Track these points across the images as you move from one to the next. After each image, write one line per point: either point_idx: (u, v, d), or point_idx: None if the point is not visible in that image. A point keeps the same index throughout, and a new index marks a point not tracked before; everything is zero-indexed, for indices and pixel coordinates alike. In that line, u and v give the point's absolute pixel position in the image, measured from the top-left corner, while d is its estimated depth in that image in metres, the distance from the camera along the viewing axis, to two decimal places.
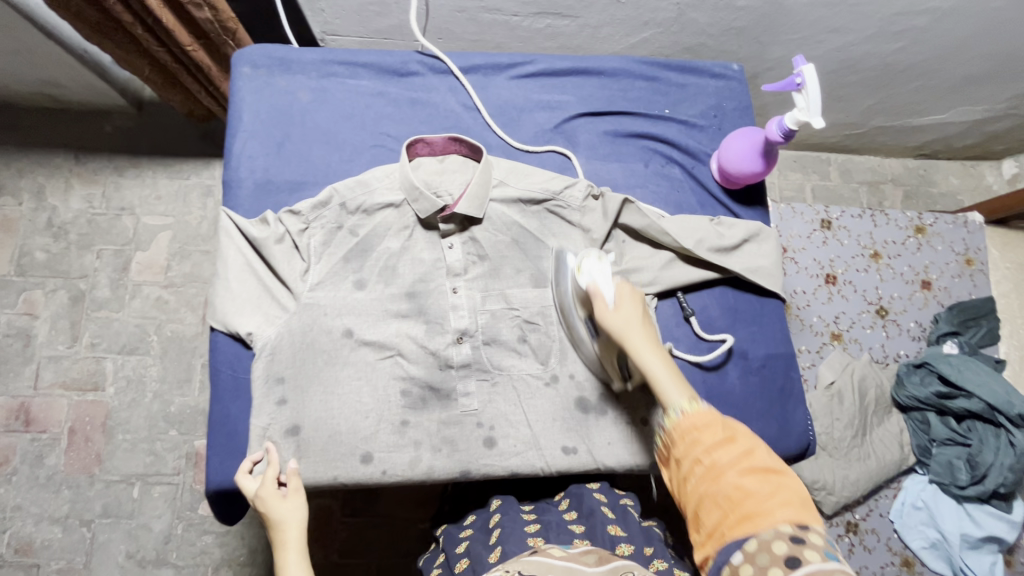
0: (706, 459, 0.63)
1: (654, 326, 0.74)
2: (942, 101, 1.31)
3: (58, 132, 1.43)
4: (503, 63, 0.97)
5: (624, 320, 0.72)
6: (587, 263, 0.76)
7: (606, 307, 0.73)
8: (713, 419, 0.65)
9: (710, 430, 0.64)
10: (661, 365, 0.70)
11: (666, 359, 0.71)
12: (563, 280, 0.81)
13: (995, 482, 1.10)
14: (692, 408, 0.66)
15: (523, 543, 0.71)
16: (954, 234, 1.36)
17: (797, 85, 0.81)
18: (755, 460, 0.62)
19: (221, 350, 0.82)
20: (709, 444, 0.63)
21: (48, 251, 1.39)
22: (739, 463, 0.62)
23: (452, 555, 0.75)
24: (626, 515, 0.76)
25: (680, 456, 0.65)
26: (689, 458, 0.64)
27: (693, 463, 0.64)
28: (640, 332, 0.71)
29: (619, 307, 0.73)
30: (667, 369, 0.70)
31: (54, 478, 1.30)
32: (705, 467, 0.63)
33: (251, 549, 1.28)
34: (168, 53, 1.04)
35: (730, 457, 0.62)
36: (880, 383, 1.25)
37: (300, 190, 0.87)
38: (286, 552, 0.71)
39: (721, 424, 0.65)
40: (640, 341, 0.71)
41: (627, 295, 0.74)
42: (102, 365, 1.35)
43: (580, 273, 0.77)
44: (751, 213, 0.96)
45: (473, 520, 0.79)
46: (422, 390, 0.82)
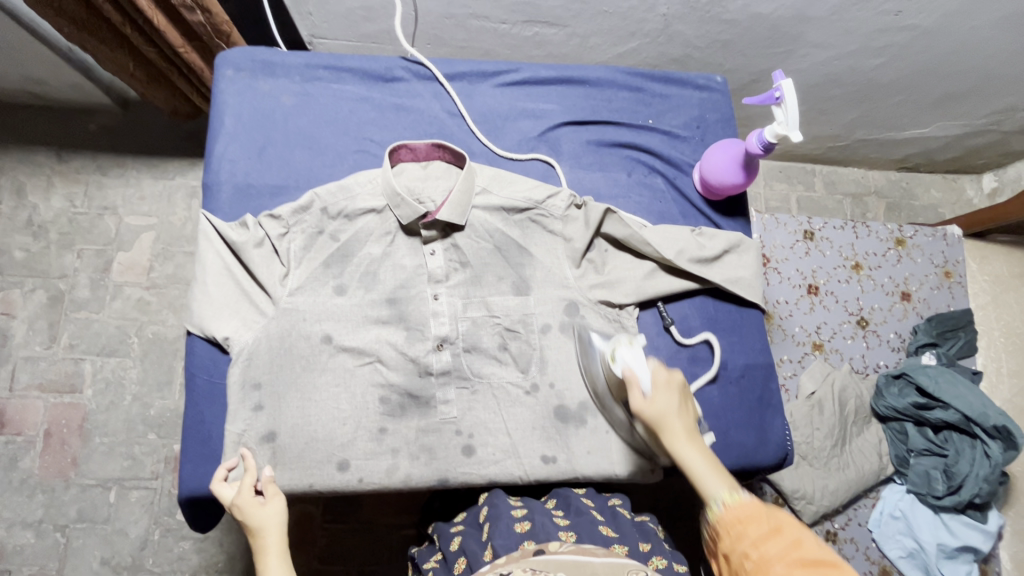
0: (754, 553, 0.63)
1: (691, 409, 0.75)
2: (923, 116, 1.34)
3: (40, 130, 1.41)
4: (488, 70, 0.98)
5: (660, 411, 0.72)
6: (619, 349, 0.75)
7: (641, 397, 0.73)
8: (759, 511, 0.65)
9: (755, 522, 0.64)
10: (698, 456, 0.71)
11: (703, 449, 0.72)
12: (592, 363, 0.80)
13: (970, 492, 1.12)
14: (733, 501, 0.67)
15: (512, 534, 0.71)
16: (933, 247, 1.38)
17: (775, 99, 0.82)
18: (806, 553, 0.61)
19: (197, 355, 0.81)
20: (755, 537, 0.64)
21: (27, 250, 1.37)
22: (788, 556, 0.61)
23: (450, 554, 0.73)
24: (616, 516, 0.76)
25: (729, 551, 0.65)
26: (736, 552, 0.65)
27: (740, 558, 0.64)
28: (678, 421, 0.72)
29: (655, 397, 0.73)
30: (706, 461, 0.71)
31: (28, 482, 1.28)
32: (753, 563, 0.63)
33: (230, 555, 1.26)
34: (157, 53, 1.04)
35: (778, 548, 0.62)
36: (860, 394, 1.26)
37: (281, 194, 0.87)
38: (268, 557, 0.71)
39: (767, 516, 0.65)
40: (678, 433, 0.72)
41: (663, 383, 0.74)
42: (80, 367, 1.33)
43: (611, 359, 0.76)
44: (733, 224, 0.97)
45: (465, 516, 0.80)
46: (401, 397, 0.82)
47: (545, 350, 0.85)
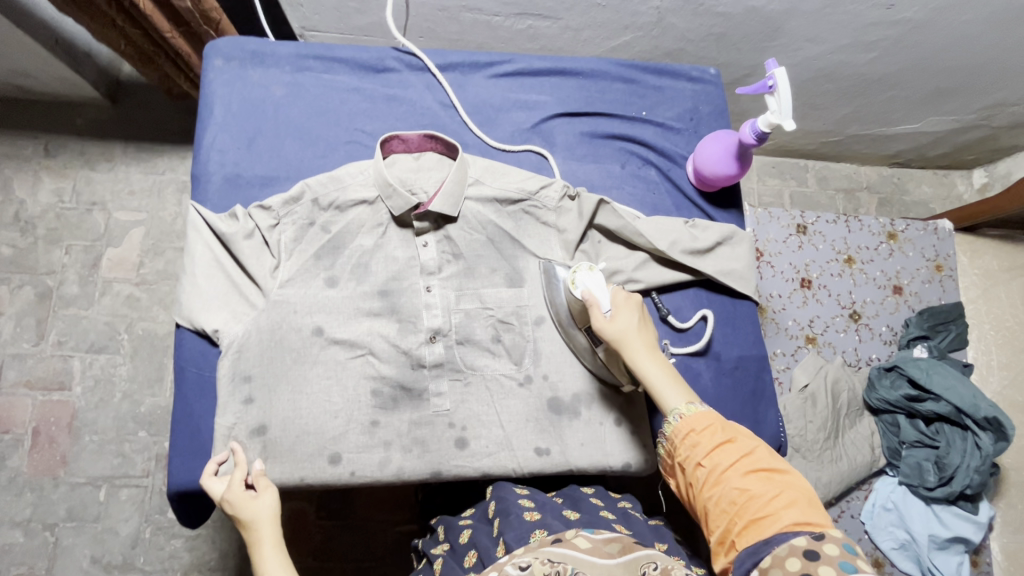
0: (707, 463, 0.66)
1: (651, 328, 0.77)
2: (914, 111, 1.34)
3: (27, 124, 1.39)
4: (482, 61, 0.97)
5: (621, 329, 0.74)
6: (579, 275, 0.78)
7: (602, 316, 0.75)
8: (713, 420, 0.68)
9: (709, 432, 0.67)
10: (658, 369, 0.72)
11: (664, 363, 0.73)
12: (556, 295, 0.82)
13: (961, 483, 1.13)
14: (690, 412, 0.69)
15: (523, 524, 0.69)
16: (925, 241, 1.39)
17: (769, 88, 0.82)
18: (757, 461, 0.65)
19: (186, 348, 0.80)
20: (709, 448, 0.66)
21: (14, 246, 1.35)
22: (740, 465, 0.65)
23: (459, 545, 0.73)
24: (628, 516, 0.76)
25: (684, 461, 0.68)
26: (690, 462, 0.67)
27: (695, 468, 0.66)
28: (638, 338, 0.74)
29: (616, 316, 0.75)
30: (666, 372, 0.72)
31: (16, 480, 1.26)
32: (707, 472, 0.66)
33: (222, 553, 1.25)
34: (143, 36, 1.03)
35: (731, 457, 0.65)
36: (853, 386, 1.27)
37: (271, 185, 0.86)
38: (261, 549, 0.70)
39: (720, 425, 0.68)
40: (637, 348, 0.73)
41: (622, 302, 0.76)
42: (69, 365, 1.31)
43: (573, 285, 0.79)
44: (726, 216, 0.97)
45: (473, 511, 0.79)
46: (393, 389, 0.81)
47: (538, 341, 0.84)
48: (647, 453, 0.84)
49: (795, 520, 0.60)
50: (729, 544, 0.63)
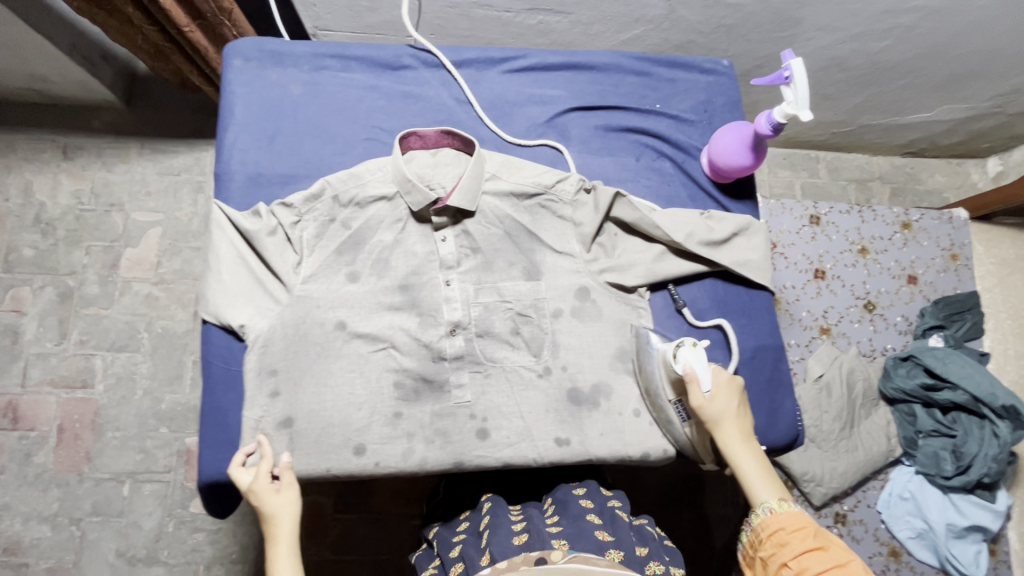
0: (793, 564, 0.71)
1: (746, 415, 0.81)
2: (927, 100, 1.34)
3: (45, 127, 1.42)
4: (496, 57, 0.98)
5: (719, 411, 0.78)
6: (682, 351, 0.80)
7: (702, 395, 0.78)
8: (805, 525, 0.72)
9: (799, 535, 0.72)
10: (751, 461, 0.77)
11: (755, 454, 0.78)
12: (649, 364, 0.84)
13: (979, 472, 1.13)
14: (781, 509, 0.74)
15: (509, 541, 0.71)
16: (940, 230, 1.38)
17: (785, 78, 0.82)
18: (847, 574, 0.68)
19: (213, 343, 0.82)
20: (797, 550, 0.71)
21: (36, 248, 1.38)
22: (827, 573, 0.68)
23: (447, 559, 0.75)
24: (615, 519, 0.76)
25: (768, 556, 0.73)
26: (775, 559, 0.72)
27: (779, 566, 0.72)
28: (735, 423, 0.78)
29: (715, 396, 0.79)
30: (756, 464, 0.77)
31: (43, 476, 1.29)
32: (792, 572, 0.70)
33: (243, 546, 1.27)
34: (160, 32, 1.04)
35: (819, 564, 0.69)
36: (868, 376, 1.26)
37: (292, 183, 0.87)
38: (277, 544, 0.73)
39: (812, 531, 0.72)
40: (732, 434, 0.78)
41: (723, 384, 0.80)
42: (91, 363, 1.34)
43: (673, 359, 0.81)
44: (741, 207, 0.97)
45: (467, 524, 0.80)
46: (415, 381, 0.82)
47: (556, 334, 0.86)
48: (667, 444, 0.85)
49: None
50: None
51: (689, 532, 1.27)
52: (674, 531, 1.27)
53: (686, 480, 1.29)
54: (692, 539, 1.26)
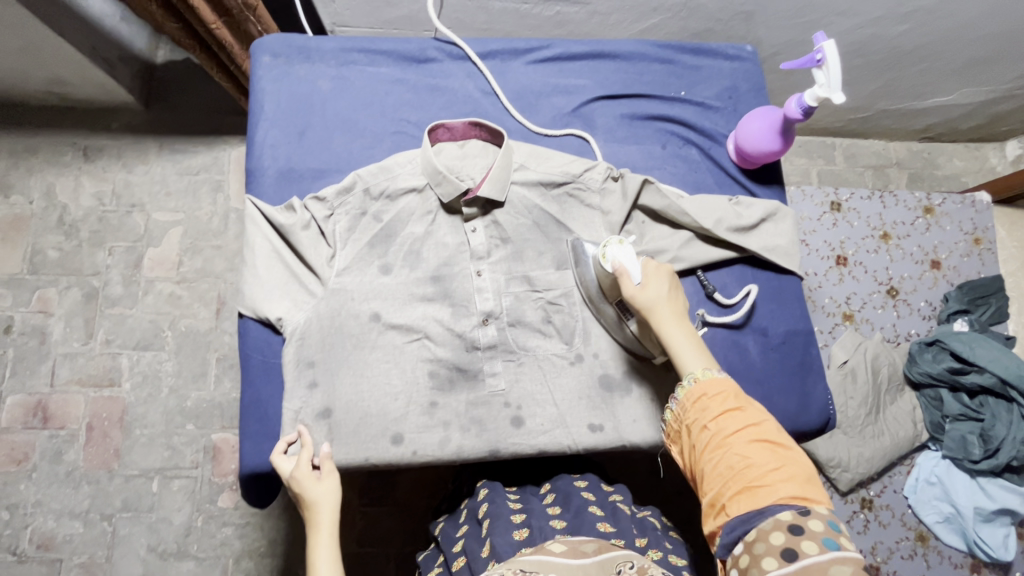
0: (712, 426, 0.65)
1: (681, 299, 0.76)
2: (947, 83, 1.32)
3: (65, 130, 1.44)
4: (520, 48, 0.98)
5: (651, 298, 0.74)
6: (609, 248, 0.79)
7: (633, 286, 0.75)
8: (727, 387, 0.67)
9: (719, 398, 0.66)
10: (684, 336, 0.72)
11: (689, 332, 0.73)
12: (584, 270, 0.84)
13: (1007, 455, 1.12)
14: (705, 377, 0.68)
15: (509, 535, 0.72)
16: (962, 214, 1.37)
17: (817, 61, 0.82)
18: (764, 432, 0.64)
19: (251, 336, 0.83)
20: (716, 412, 0.66)
21: (60, 249, 1.40)
22: (745, 432, 0.64)
23: (451, 554, 0.77)
24: (616, 512, 0.76)
25: (690, 423, 0.67)
26: (696, 425, 0.67)
27: (700, 431, 0.66)
28: (668, 307, 0.74)
29: (647, 285, 0.75)
30: (691, 340, 0.72)
31: (73, 474, 1.32)
32: (710, 435, 0.65)
33: (271, 540, 1.29)
34: (183, 29, 1.05)
35: (738, 424, 0.64)
36: (893, 361, 1.26)
37: (323, 177, 0.88)
38: (320, 530, 0.73)
39: (733, 393, 0.67)
40: (665, 316, 0.73)
41: (653, 272, 0.76)
42: (118, 362, 1.36)
43: (601, 259, 0.80)
44: (768, 192, 0.97)
45: (467, 515, 0.82)
46: (449, 371, 0.83)
47: (587, 321, 0.86)
48: None
49: (792, 494, 0.59)
50: (720, 507, 0.62)
51: None
52: (699, 519, 1.27)
53: None
54: None
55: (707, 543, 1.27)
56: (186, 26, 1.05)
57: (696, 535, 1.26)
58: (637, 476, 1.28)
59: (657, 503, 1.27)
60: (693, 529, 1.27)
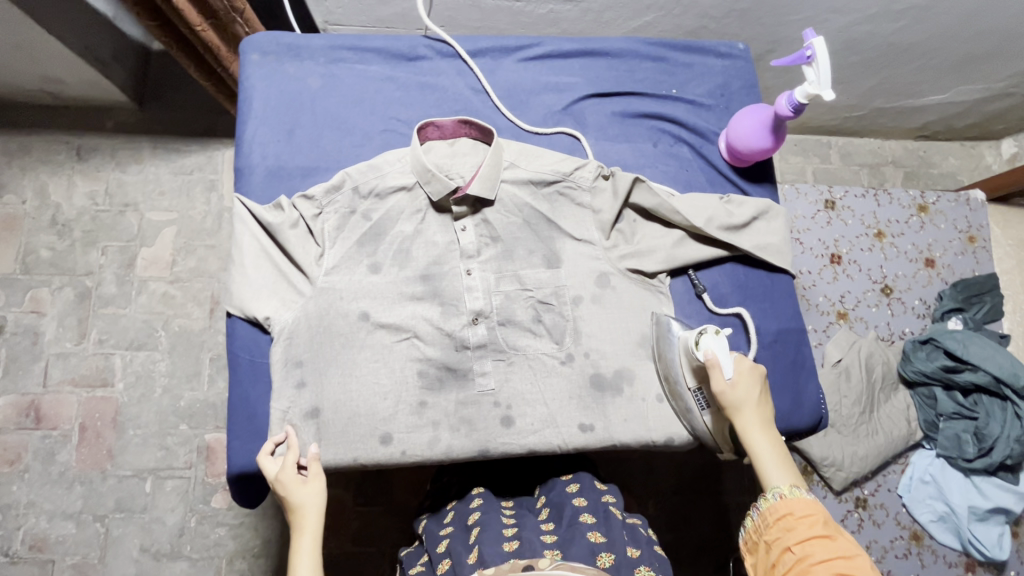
0: (797, 549, 0.67)
1: (767, 403, 0.79)
2: (942, 81, 1.32)
3: (58, 129, 1.43)
4: (511, 45, 0.98)
5: (740, 398, 0.77)
6: (704, 337, 0.79)
7: (724, 381, 0.77)
8: (816, 511, 0.69)
9: (807, 522, 0.69)
10: (768, 446, 0.76)
11: (773, 439, 0.77)
12: (667, 351, 0.83)
13: (1001, 454, 1.12)
14: (792, 495, 0.71)
15: (498, 546, 0.71)
16: (957, 212, 1.37)
17: (807, 58, 0.82)
18: (852, 568, 0.64)
19: (239, 335, 0.83)
20: (802, 535, 0.68)
21: (52, 249, 1.39)
22: (833, 563, 0.65)
23: (436, 555, 0.76)
24: (608, 518, 0.76)
25: (772, 540, 0.70)
26: (780, 544, 0.70)
27: (783, 551, 0.69)
28: (755, 411, 0.77)
29: (737, 384, 0.78)
30: (774, 452, 0.76)
31: (66, 474, 1.31)
32: (794, 558, 0.68)
33: (265, 540, 1.29)
34: (160, 27, 1.03)
35: (824, 553, 0.66)
36: (887, 360, 1.26)
37: (312, 175, 0.88)
38: (303, 535, 0.73)
39: (821, 519, 0.69)
40: (752, 420, 0.77)
41: (745, 371, 0.79)
42: (111, 362, 1.35)
43: (694, 346, 0.80)
44: (760, 190, 0.97)
45: (454, 516, 0.82)
46: (439, 370, 0.83)
47: (577, 320, 0.86)
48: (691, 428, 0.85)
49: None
50: None
51: (706, 518, 1.27)
52: (693, 519, 1.27)
53: (703, 468, 1.29)
54: (710, 526, 1.27)
55: (703, 544, 1.26)
56: (164, 24, 1.03)
57: (691, 535, 1.26)
58: (632, 477, 1.27)
59: (652, 504, 1.27)
60: (688, 529, 1.26)
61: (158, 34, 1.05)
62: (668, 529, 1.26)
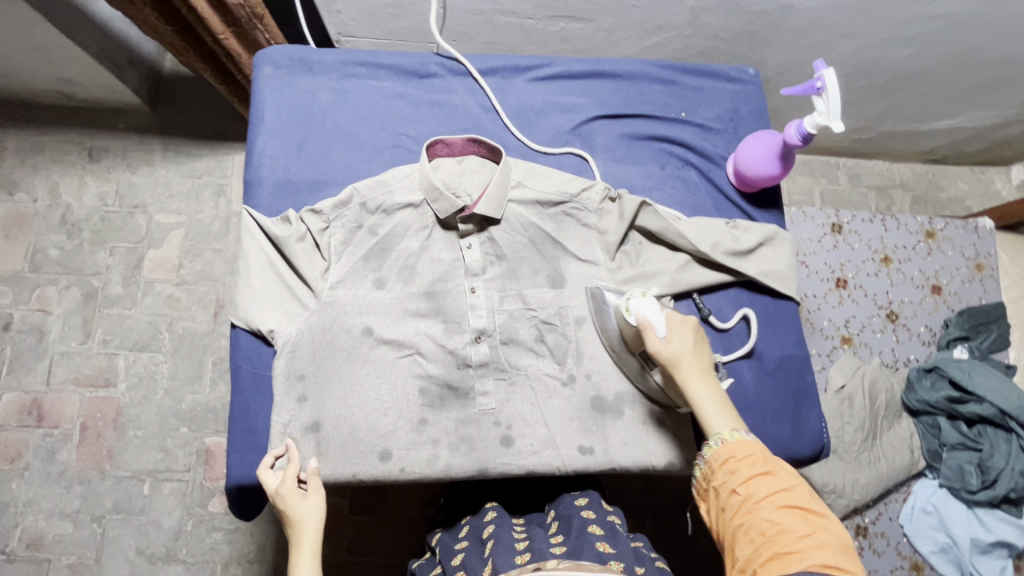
0: (742, 490, 0.66)
1: (705, 352, 0.78)
2: (952, 107, 1.32)
3: (71, 129, 1.44)
4: (521, 65, 0.99)
5: (676, 352, 0.75)
6: (633, 300, 0.79)
7: (657, 340, 0.76)
8: (755, 450, 0.68)
9: (748, 461, 0.67)
10: (709, 394, 0.74)
11: (714, 387, 0.75)
12: (607, 321, 0.83)
13: (1006, 487, 1.11)
14: (732, 438, 0.70)
15: (511, 558, 0.71)
16: (965, 240, 1.36)
17: (817, 89, 0.82)
18: (794, 498, 0.64)
19: (242, 347, 0.83)
20: (745, 476, 0.67)
21: (61, 248, 1.40)
22: (776, 497, 0.64)
23: (450, 567, 0.76)
24: (616, 533, 0.75)
25: (719, 486, 0.68)
26: (725, 488, 0.68)
27: (729, 494, 0.67)
28: (693, 362, 0.75)
29: (671, 340, 0.76)
30: (716, 398, 0.74)
31: (66, 473, 1.31)
32: (740, 499, 0.66)
33: (260, 546, 1.28)
34: (178, 32, 1.02)
35: (767, 489, 0.65)
36: (891, 388, 1.24)
37: (320, 190, 0.88)
38: (300, 551, 0.73)
39: (761, 457, 0.68)
40: (691, 372, 0.75)
41: (677, 325, 0.77)
42: (114, 362, 1.36)
43: (626, 311, 0.79)
44: (767, 216, 0.97)
45: (469, 530, 0.81)
46: (440, 388, 0.83)
47: (581, 341, 0.86)
48: (689, 454, 0.85)
49: (824, 562, 0.58)
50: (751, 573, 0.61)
51: (704, 539, 1.26)
52: (690, 540, 1.26)
53: None
54: (707, 547, 1.26)
55: (699, 565, 1.25)
56: (180, 28, 1.02)
57: (688, 557, 1.25)
58: (629, 495, 1.26)
59: (649, 523, 1.26)
60: (686, 551, 1.25)
61: (173, 38, 1.04)
62: (665, 549, 1.25)
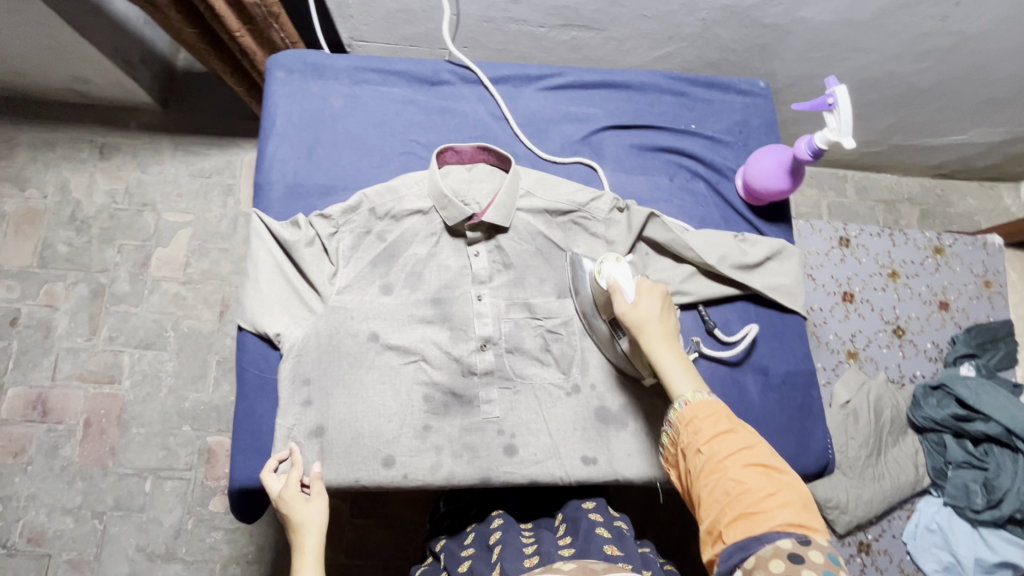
0: (706, 450, 0.64)
1: (673, 320, 0.75)
2: (963, 122, 1.31)
3: (83, 127, 1.46)
4: (532, 74, 0.99)
5: (641, 317, 0.73)
6: (604, 264, 0.78)
7: (624, 304, 0.75)
8: (718, 408, 0.66)
9: (712, 420, 0.66)
10: (674, 359, 0.72)
11: (679, 352, 0.73)
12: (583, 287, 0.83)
13: (1011, 507, 1.10)
14: (696, 399, 0.68)
15: (520, 562, 0.71)
16: (973, 256, 1.36)
17: (828, 105, 0.82)
18: (758, 455, 0.63)
19: (249, 349, 0.84)
20: (709, 435, 0.65)
21: (70, 244, 1.41)
22: (740, 456, 0.63)
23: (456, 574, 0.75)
24: (623, 537, 0.75)
25: (684, 446, 0.67)
26: (690, 448, 0.66)
27: (693, 455, 0.65)
28: (659, 326, 0.73)
29: (639, 303, 0.74)
30: (680, 362, 0.72)
31: (68, 469, 1.32)
32: (705, 459, 0.64)
33: (259, 547, 1.29)
34: (199, 33, 1.04)
35: (731, 448, 0.63)
36: (896, 404, 1.24)
37: (330, 195, 0.89)
38: (302, 556, 0.72)
39: (725, 415, 0.66)
40: (655, 337, 0.72)
41: (645, 290, 0.76)
42: (119, 359, 1.37)
43: (598, 275, 0.79)
44: (774, 230, 0.97)
45: (474, 538, 0.81)
46: (445, 396, 0.83)
47: (586, 350, 0.86)
48: None
49: (788, 520, 0.58)
50: (717, 534, 0.61)
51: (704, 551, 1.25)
52: (689, 551, 1.25)
53: None
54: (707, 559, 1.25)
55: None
56: (199, 28, 1.04)
57: (688, 568, 1.24)
58: (630, 505, 1.26)
59: (649, 534, 1.25)
60: (685, 562, 1.24)
61: (192, 38, 1.05)
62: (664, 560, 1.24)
